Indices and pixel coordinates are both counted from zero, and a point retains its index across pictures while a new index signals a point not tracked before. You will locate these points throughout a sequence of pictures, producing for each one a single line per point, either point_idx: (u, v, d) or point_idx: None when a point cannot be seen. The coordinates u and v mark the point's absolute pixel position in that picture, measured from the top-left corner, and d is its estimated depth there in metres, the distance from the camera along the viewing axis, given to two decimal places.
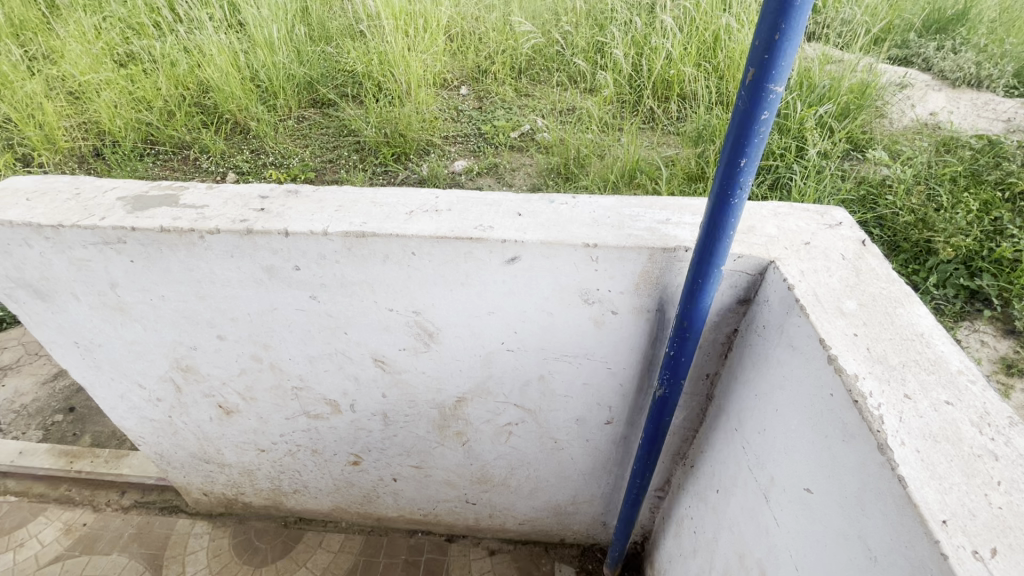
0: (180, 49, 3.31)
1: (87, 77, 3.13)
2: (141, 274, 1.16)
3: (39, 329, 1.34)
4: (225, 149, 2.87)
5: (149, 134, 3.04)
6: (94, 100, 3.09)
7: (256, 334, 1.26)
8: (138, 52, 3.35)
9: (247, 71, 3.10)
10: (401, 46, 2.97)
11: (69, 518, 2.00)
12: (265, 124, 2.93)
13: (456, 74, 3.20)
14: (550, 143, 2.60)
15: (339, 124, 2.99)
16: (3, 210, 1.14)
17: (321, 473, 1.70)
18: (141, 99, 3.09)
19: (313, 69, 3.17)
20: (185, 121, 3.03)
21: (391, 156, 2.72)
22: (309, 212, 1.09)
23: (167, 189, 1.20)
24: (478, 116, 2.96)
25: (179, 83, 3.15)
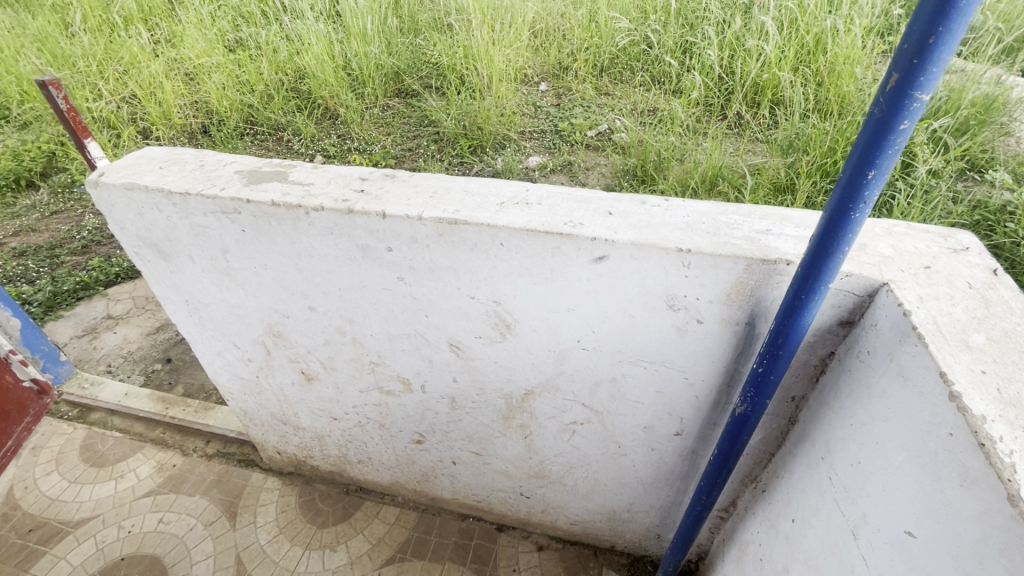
0: (282, 37, 3.56)
1: (201, 60, 3.44)
2: (250, 243, 1.25)
3: (158, 285, 1.48)
4: (316, 132, 3.06)
5: (249, 116, 3.32)
6: (206, 82, 3.40)
7: (343, 308, 1.33)
8: (246, 39, 3.63)
9: (340, 60, 3.28)
10: (486, 40, 3.02)
11: (162, 458, 2.22)
12: (353, 111, 3.10)
13: (537, 70, 3.22)
14: (627, 144, 2.56)
15: (421, 115, 3.10)
16: (140, 175, 1.27)
17: (385, 447, 1.77)
18: (245, 82, 3.37)
19: (401, 60, 3.30)
20: (282, 105, 3.27)
21: (468, 148, 2.79)
22: (405, 196, 1.13)
23: (278, 166, 1.29)
24: (555, 113, 2.97)
25: (280, 69, 3.40)
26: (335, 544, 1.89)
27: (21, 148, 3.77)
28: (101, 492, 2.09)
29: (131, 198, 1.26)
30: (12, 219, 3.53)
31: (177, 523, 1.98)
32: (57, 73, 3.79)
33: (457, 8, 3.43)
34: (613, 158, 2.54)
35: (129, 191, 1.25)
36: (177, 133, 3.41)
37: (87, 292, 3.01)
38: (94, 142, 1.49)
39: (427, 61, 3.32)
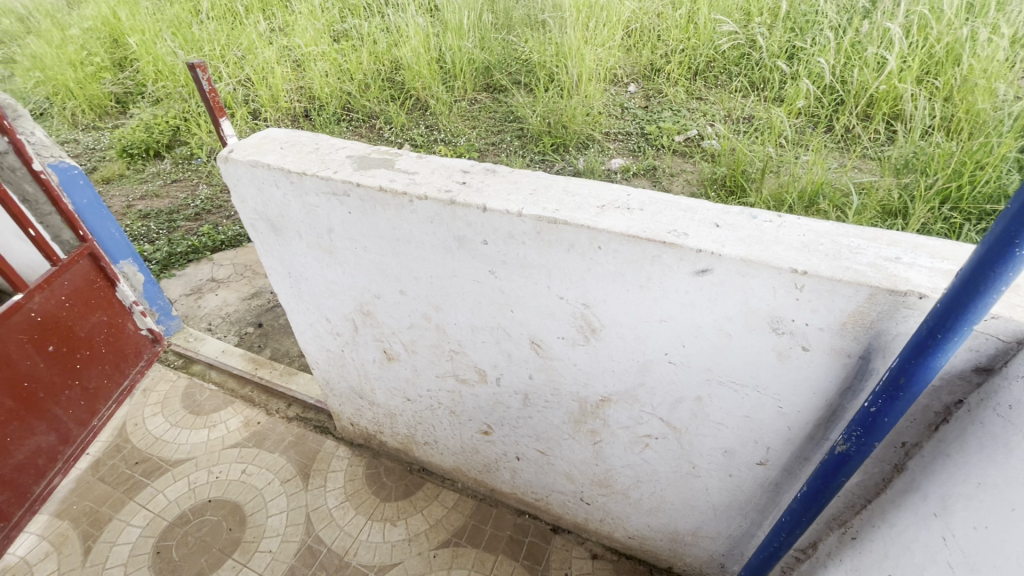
0: (382, 30, 3.77)
1: (308, 49, 3.70)
2: (354, 226, 1.32)
3: (266, 256, 1.60)
4: (406, 122, 3.22)
5: (347, 103, 3.55)
6: (311, 69, 3.66)
7: (431, 295, 1.38)
8: (350, 30, 3.88)
9: (435, 53, 3.41)
10: (579, 38, 3.00)
11: (249, 413, 2.41)
12: (443, 103, 3.21)
13: (628, 71, 3.17)
14: (718, 152, 2.45)
15: (507, 111, 3.15)
16: (264, 154, 1.37)
17: (453, 433, 1.82)
18: (346, 71, 3.60)
19: (492, 55, 3.35)
20: (377, 94, 3.47)
21: (551, 146, 2.79)
22: (505, 191, 1.14)
23: (385, 154, 1.35)
24: (643, 115, 2.91)
25: (379, 60, 3.61)
26: (396, 519, 1.97)
27: (153, 122, 4.24)
28: (196, 438, 2.31)
29: (254, 174, 1.37)
30: (140, 184, 3.97)
31: (258, 476, 2.15)
32: (187, 56, 4.22)
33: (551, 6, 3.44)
34: (701, 166, 2.45)
35: (253, 167, 1.35)
36: (282, 115, 3.69)
37: (196, 257, 3.34)
38: (228, 122, 1.61)
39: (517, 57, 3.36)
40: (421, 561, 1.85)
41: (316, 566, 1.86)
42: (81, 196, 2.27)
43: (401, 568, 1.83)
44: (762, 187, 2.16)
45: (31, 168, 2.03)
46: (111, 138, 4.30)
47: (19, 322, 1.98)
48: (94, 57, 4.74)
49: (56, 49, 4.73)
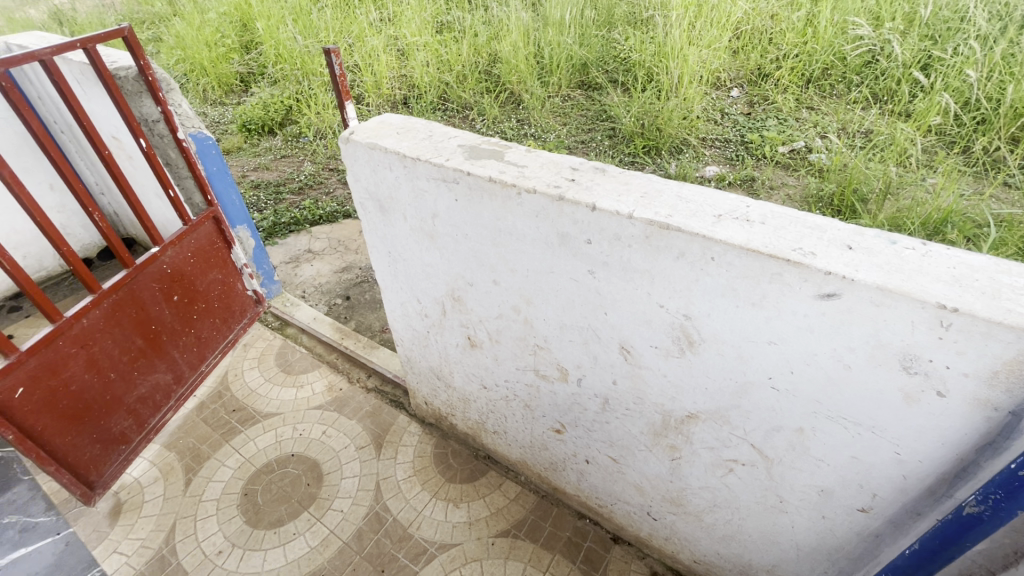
0: (482, 23, 4.06)
1: (412, 39, 4.04)
2: (459, 213, 1.36)
3: (370, 234, 1.69)
4: (497, 116, 3.43)
5: (443, 92, 3.90)
6: (413, 58, 4.02)
7: (524, 288, 1.39)
8: (453, 22, 4.20)
9: (534, 49, 3.61)
10: (684, 40, 2.96)
11: (333, 379, 2.57)
12: (536, 99, 3.35)
13: (732, 74, 3.10)
14: (828, 167, 2.29)
15: (599, 109, 3.28)
16: (382, 138, 1.44)
17: (524, 426, 1.83)
18: (445, 62, 3.94)
19: (591, 52, 3.49)
20: (473, 86, 3.79)
21: (643, 149, 2.78)
22: (615, 192, 1.12)
23: (495, 145, 1.37)
24: (744, 122, 2.82)
25: (477, 51, 3.93)
26: (459, 501, 2.02)
27: (270, 101, 4.63)
28: (285, 395, 2.50)
29: (371, 156, 1.44)
30: (255, 157, 4.34)
31: (336, 439, 2.28)
32: (306, 41, 4.57)
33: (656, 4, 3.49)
34: (806, 182, 2.30)
35: (371, 149, 1.43)
36: (383, 101, 4.03)
37: (296, 228, 3.61)
38: (352, 106, 1.69)
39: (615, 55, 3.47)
40: (480, 546, 1.88)
41: (381, 532, 1.95)
42: (212, 164, 2.50)
43: (460, 549, 1.88)
44: (877, 210, 1.96)
45: (175, 136, 2.26)
46: (234, 114, 4.73)
47: (152, 272, 2.23)
48: (226, 39, 5.22)
49: (195, 29, 5.22)
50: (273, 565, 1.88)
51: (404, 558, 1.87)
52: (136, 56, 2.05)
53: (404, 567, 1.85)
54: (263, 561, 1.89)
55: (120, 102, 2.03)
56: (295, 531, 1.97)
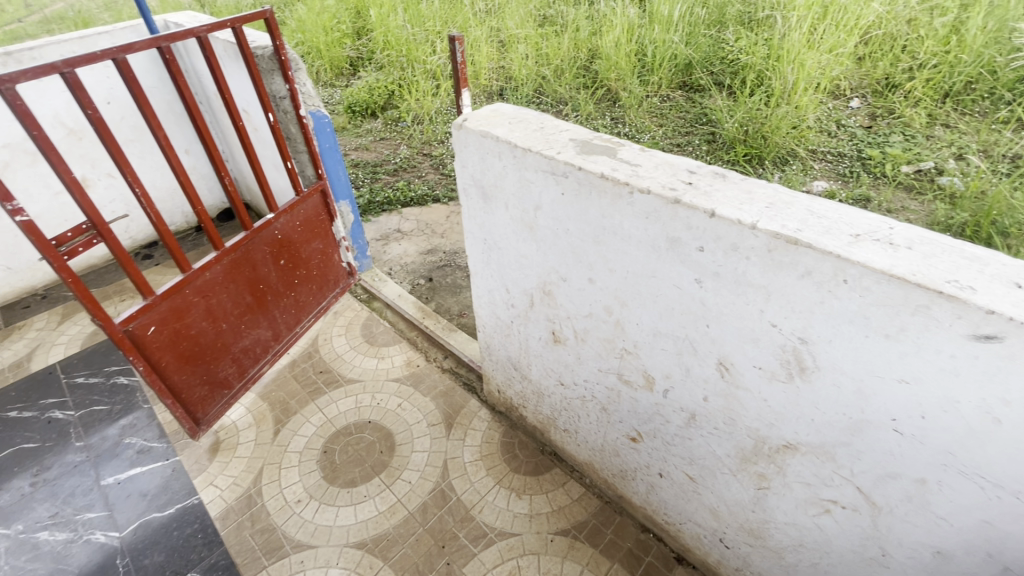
0: (586, 18, 4.17)
1: (514, 31, 4.18)
2: (564, 207, 1.35)
3: (468, 220, 1.72)
4: (592, 112, 3.59)
5: (539, 85, 4.01)
6: (513, 51, 4.15)
7: (621, 290, 1.35)
8: (556, 15, 4.36)
9: (636, 45, 3.75)
10: (804, 43, 3.00)
11: (411, 354, 2.67)
12: (634, 98, 3.53)
13: (855, 83, 3.16)
14: (964, 194, 2.23)
15: (699, 111, 3.41)
16: (494, 126, 1.46)
17: (597, 429, 1.81)
18: (544, 55, 4.06)
19: (698, 51, 3.61)
20: (570, 81, 3.89)
21: (743, 156, 2.88)
22: (737, 199, 1.07)
23: (608, 142, 1.35)
24: (863, 135, 2.87)
25: (578, 46, 4.04)
26: (522, 492, 2.03)
27: (375, 85, 4.87)
28: (367, 364, 2.64)
29: (482, 143, 1.46)
30: (356, 137, 4.59)
31: (410, 412, 2.38)
32: (414, 29, 4.82)
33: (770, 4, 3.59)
34: (933, 210, 2.26)
35: (483, 137, 1.45)
36: (480, 91, 4.16)
37: (389, 208, 3.79)
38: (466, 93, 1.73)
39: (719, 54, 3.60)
40: (538, 541, 1.89)
41: (445, 509, 2.01)
42: (325, 141, 2.66)
43: (519, 540, 1.89)
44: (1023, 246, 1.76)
45: (297, 113, 2.43)
46: (341, 95, 5.03)
47: (265, 236, 2.43)
48: (341, 24, 5.53)
49: (314, 13, 5.57)
50: (344, 522, 1.99)
51: (464, 538, 1.92)
52: (273, 37, 2.22)
53: (464, 547, 1.89)
54: (336, 516, 2.01)
55: (256, 78, 2.21)
56: (366, 493, 2.08)
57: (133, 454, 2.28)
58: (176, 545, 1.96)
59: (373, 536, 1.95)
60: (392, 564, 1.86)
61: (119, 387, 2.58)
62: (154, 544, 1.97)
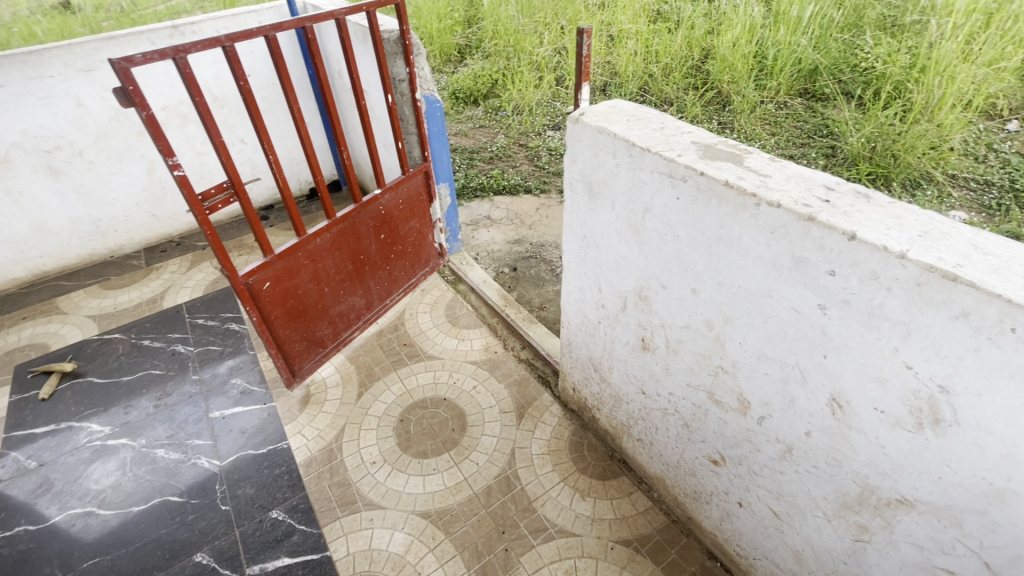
0: (703, 16, 3.98)
1: (626, 26, 4.07)
2: (676, 212, 1.30)
3: (569, 215, 1.71)
4: (699, 115, 3.45)
5: (645, 83, 3.89)
6: (621, 47, 4.06)
7: (727, 305, 1.28)
8: (671, 11, 4.21)
9: (756, 47, 3.54)
10: (958, 54, 2.68)
11: (490, 340, 2.72)
12: (747, 102, 3.36)
13: (1014, 103, 2.85)
14: None
15: (820, 122, 3.18)
16: (612, 123, 1.43)
17: (675, 445, 1.74)
18: (654, 52, 3.93)
19: (827, 56, 3.33)
20: (679, 81, 3.75)
21: (867, 175, 2.64)
22: (883, 224, 0.97)
23: (734, 148, 1.28)
24: (1017, 164, 2.59)
25: (692, 45, 3.87)
26: (586, 494, 2.01)
27: (479, 73, 4.97)
28: (448, 343, 2.72)
29: (598, 139, 1.44)
30: (457, 123, 4.72)
31: (483, 396, 2.43)
32: (524, 20, 4.87)
33: (921, 7, 3.21)
34: None
35: (599, 133, 1.43)
36: None
37: (482, 194, 3.87)
38: (586, 87, 1.70)
39: (851, 60, 3.27)
40: (599, 546, 1.86)
41: (509, 496, 2.04)
42: (434, 124, 2.76)
43: (578, 541, 1.88)
44: None
45: (413, 96, 2.53)
46: (446, 80, 5.18)
47: (371, 211, 2.57)
48: (453, 11, 5.68)
49: None
50: (413, 490, 2.08)
51: (524, 528, 1.94)
52: (401, 21, 2.31)
53: (523, 537, 1.91)
54: (405, 483, 2.11)
55: (381, 60, 2.32)
56: (435, 467, 2.16)
57: (237, 394, 2.54)
58: (265, 482, 2.16)
59: (438, 508, 2.02)
60: (453, 539, 1.93)
61: (231, 331, 2.87)
62: (247, 478, 2.18)
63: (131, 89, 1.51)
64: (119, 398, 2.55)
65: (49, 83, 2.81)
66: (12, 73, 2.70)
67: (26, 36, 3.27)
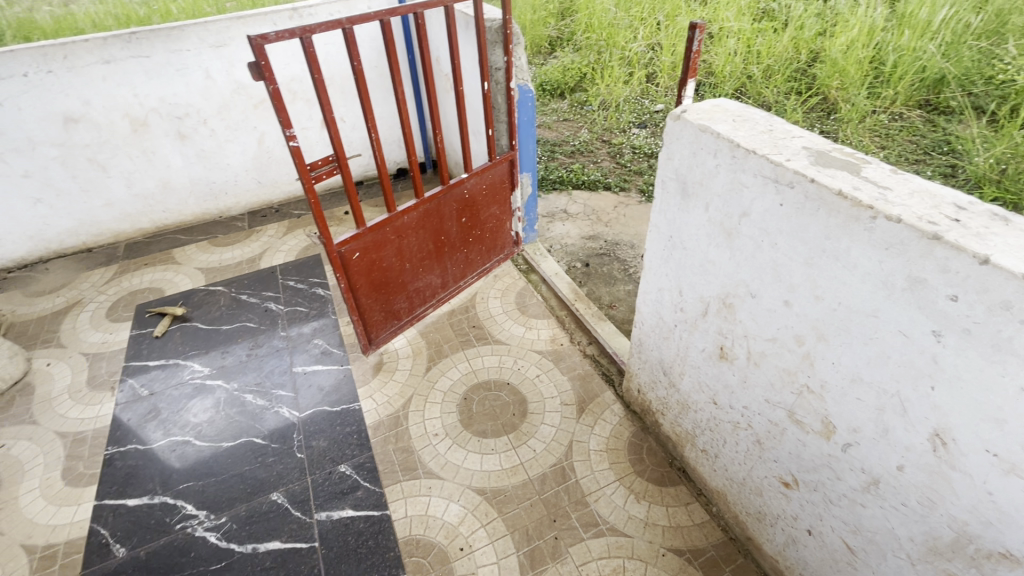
0: (815, 16, 3.74)
1: (728, 23, 3.89)
2: (777, 218, 1.24)
3: (656, 214, 1.67)
4: (800, 121, 3.25)
5: (743, 84, 3.70)
6: (721, 45, 3.89)
7: (823, 322, 1.22)
8: (779, 10, 3.99)
9: (873, 51, 3.29)
10: None
11: (557, 332, 2.74)
12: (857, 111, 3.12)
13: None
14: None
15: (941, 138, 2.90)
16: (716, 122, 1.38)
17: (743, 461, 1.68)
18: (756, 53, 3.74)
19: (958, 66, 3.02)
20: (780, 84, 3.55)
21: (993, 199, 2.38)
22: (1022, 250, 0.89)
23: (849, 157, 1.20)
24: None
25: (800, 47, 3.65)
26: (641, 496, 1.99)
27: (569, 66, 4.95)
28: (515, 330, 2.77)
29: (698, 138, 1.39)
30: (541, 114, 4.74)
31: (546, 386, 2.46)
32: (621, 14, 4.80)
33: None
34: None
35: (701, 132, 1.38)
36: None
37: (560, 187, 3.87)
38: (691, 84, 1.66)
39: (987, 71, 2.90)
40: (649, 550, 1.84)
41: (563, 486, 2.06)
42: (524, 114, 2.79)
43: (629, 542, 1.87)
44: None
45: (508, 85, 2.57)
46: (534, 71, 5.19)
47: (456, 194, 2.66)
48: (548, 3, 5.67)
49: None
50: (470, 466, 2.16)
51: (576, 521, 1.95)
52: (505, 11, 2.35)
53: (573, 529, 1.93)
54: (464, 458, 2.19)
55: (482, 48, 2.37)
56: (494, 447, 2.22)
57: (317, 353, 2.73)
58: (337, 438, 2.31)
59: (493, 487, 2.08)
60: (505, 519, 1.98)
61: (317, 296, 3.08)
62: (321, 431, 2.35)
63: (262, 64, 1.66)
64: (218, 344, 2.82)
65: (185, 57, 3.12)
66: (157, 46, 3.04)
67: (165, 13, 3.64)
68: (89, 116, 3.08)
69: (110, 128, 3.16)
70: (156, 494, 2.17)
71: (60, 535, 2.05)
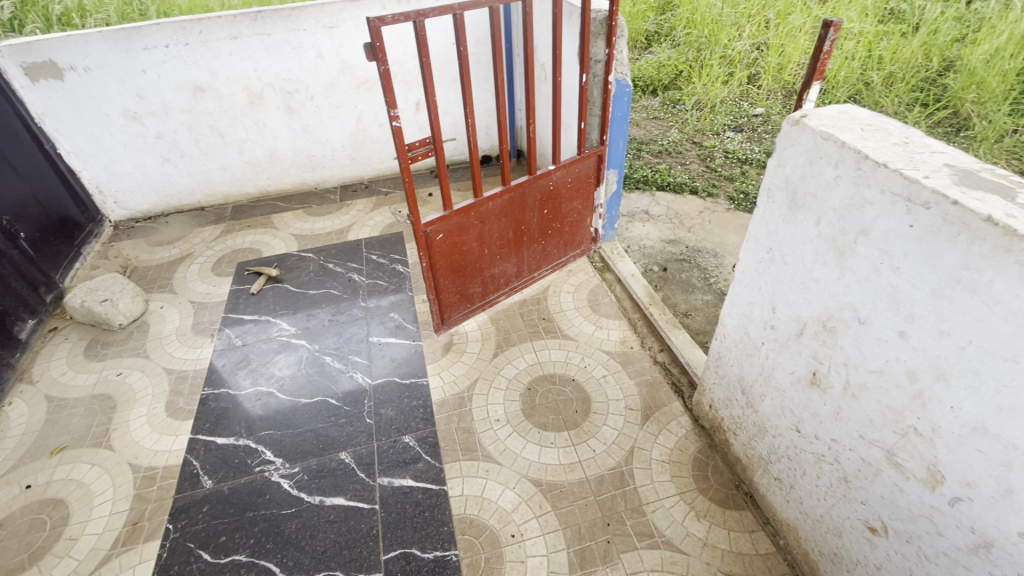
0: (953, 20, 3.37)
1: (848, 24, 3.58)
2: (904, 240, 1.13)
3: (758, 224, 1.57)
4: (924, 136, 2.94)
5: (858, 91, 3.37)
6: (839, 46, 3.55)
7: (945, 360, 1.10)
8: (909, 11, 3.62)
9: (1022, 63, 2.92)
10: None
11: (627, 334, 2.68)
12: (994, 129, 2.78)
13: None
14: None
15: None
16: (842, 130, 1.27)
17: (823, 496, 1.57)
18: (877, 58, 3.40)
19: None
20: (903, 93, 3.22)
21: None
22: None
23: (1002, 179, 1.07)
24: None
25: (930, 54, 3.30)
26: (702, 515, 1.92)
27: (664, 62, 4.73)
28: (585, 327, 2.74)
29: (818, 146, 1.29)
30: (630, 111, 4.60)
31: (611, 387, 2.42)
32: (726, 10, 4.54)
33: None
34: None
35: (822, 139, 1.27)
36: None
37: (644, 187, 3.75)
38: (813, 87, 1.53)
39: None
40: (706, 571, 1.77)
41: (620, 491, 2.02)
42: (619, 109, 2.72)
43: (685, 559, 1.81)
44: None
45: (606, 78, 2.52)
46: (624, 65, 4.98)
47: (541, 185, 2.65)
48: None
49: None
50: (528, 456, 2.17)
51: (630, 528, 1.91)
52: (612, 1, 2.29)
53: (627, 536, 1.89)
54: (523, 447, 2.21)
55: (586, 38, 2.33)
56: (553, 441, 2.22)
57: (392, 327, 2.84)
58: (404, 410, 2.41)
59: (549, 480, 2.08)
60: (558, 514, 1.98)
61: (397, 272, 3.21)
62: (390, 401, 2.45)
63: (377, 45, 1.73)
64: (304, 307, 3.02)
65: (301, 36, 3.33)
66: (278, 25, 3.26)
67: None
68: (214, 87, 3.38)
69: (231, 99, 3.45)
70: (241, 436, 2.37)
71: (160, 459, 2.30)
